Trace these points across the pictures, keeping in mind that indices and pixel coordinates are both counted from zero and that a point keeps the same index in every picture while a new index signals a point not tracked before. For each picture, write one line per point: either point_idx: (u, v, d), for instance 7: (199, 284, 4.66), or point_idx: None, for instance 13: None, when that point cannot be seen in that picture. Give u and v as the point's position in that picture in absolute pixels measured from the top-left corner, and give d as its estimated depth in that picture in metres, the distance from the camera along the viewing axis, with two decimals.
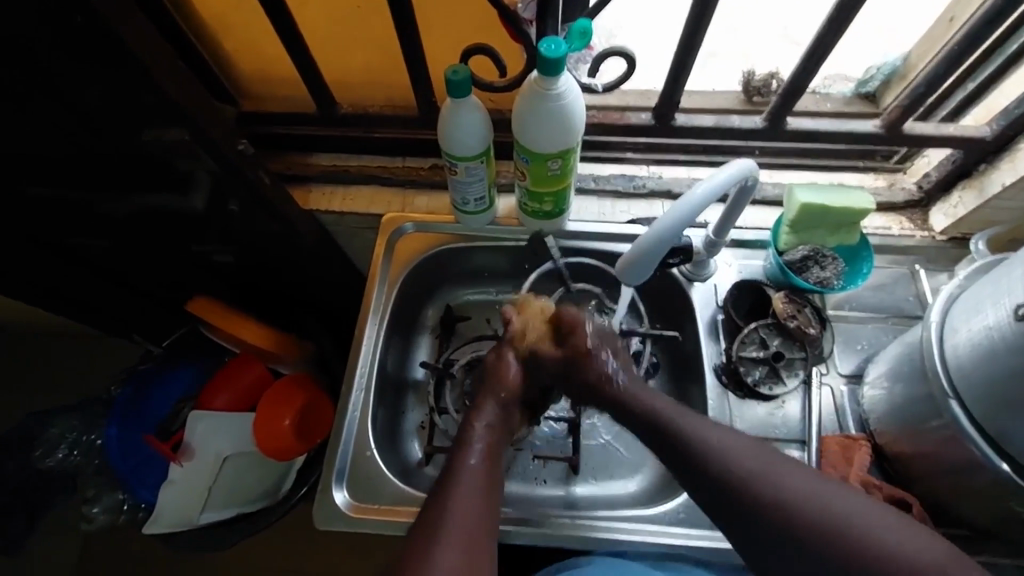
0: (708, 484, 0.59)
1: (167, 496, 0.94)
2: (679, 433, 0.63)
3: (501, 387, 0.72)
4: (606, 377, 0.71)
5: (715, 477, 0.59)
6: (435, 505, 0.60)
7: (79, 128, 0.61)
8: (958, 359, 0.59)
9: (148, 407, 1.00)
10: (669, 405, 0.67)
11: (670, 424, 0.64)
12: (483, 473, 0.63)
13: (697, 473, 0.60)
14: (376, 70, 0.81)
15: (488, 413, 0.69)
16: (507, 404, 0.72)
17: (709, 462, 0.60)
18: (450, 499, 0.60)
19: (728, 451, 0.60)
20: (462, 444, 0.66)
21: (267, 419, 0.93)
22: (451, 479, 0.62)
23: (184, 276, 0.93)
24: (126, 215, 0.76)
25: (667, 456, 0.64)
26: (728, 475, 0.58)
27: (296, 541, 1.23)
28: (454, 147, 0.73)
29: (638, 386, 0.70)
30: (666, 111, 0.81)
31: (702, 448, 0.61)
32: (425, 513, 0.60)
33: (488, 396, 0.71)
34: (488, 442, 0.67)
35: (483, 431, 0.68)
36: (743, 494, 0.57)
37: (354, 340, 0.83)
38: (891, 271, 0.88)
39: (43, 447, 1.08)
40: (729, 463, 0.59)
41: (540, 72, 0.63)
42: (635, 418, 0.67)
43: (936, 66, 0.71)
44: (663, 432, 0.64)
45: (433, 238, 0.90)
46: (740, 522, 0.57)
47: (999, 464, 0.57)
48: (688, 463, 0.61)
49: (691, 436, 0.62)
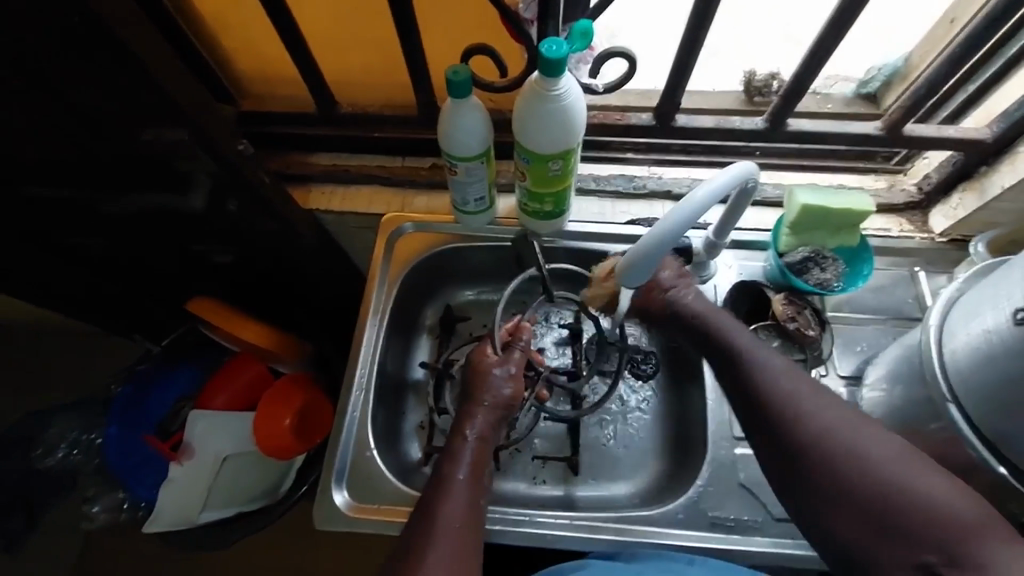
0: (769, 429, 0.61)
1: (167, 495, 0.93)
2: (752, 379, 0.64)
3: (497, 396, 0.72)
4: (674, 300, 0.73)
5: (781, 425, 0.60)
6: (421, 519, 0.62)
7: (80, 129, 0.61)
8: (957, 363, 0.59)
9: (146, 407, 0.99)
10: (741, 334, 0.69)
11: (744, 369, 0.65)
12: (471, 487, 0.65)
13: (760, 417, 0.62)
14: (376, 69, 0.81)
15: (481, 424, 0.70)
16: (501, 409, 0.72)
17: (778, 412, 0.60)
18: (438, 514, 0.61)
19: (804, 399, 0.60)
20: (451, 455, 0.67)
21: (266, 418, 0.93)
22: (442, 492, 0.63)
23: (184, 275, 0.93)
24: (126, 215, 0.75)
25: (737, 398, 0.65)
26: (795, 426, 0.59)
27: (296, 539, 1.23)
28: (454, 148, 0.73)
29: (707, 306, 0.72)
30: (668, 111, 0.81)
31: (777, 397, 0.61)
32: (414, 526, 0.61)
33: (476, 403, 0.71)
34: (477, 451, 0.68)
35: (472, 446, 0.68)
36: (804, 447, 0.58)
37: (354, 341, 0.83)
38: (891, 272, 0.88)
39: (43, 446, 1.08)
40: (802, 414, 0.59)
41: (541, 73, 0.62)
42: (698, 341, 0.71)
43: (938, 67, 0.71)
44: (738, 376, 0.65)
45: (432, 238, 0.90)
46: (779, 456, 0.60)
47: (996, 467, 0.58)
48: (753, 405, 0.63)
49: (764, 386, 0.63)
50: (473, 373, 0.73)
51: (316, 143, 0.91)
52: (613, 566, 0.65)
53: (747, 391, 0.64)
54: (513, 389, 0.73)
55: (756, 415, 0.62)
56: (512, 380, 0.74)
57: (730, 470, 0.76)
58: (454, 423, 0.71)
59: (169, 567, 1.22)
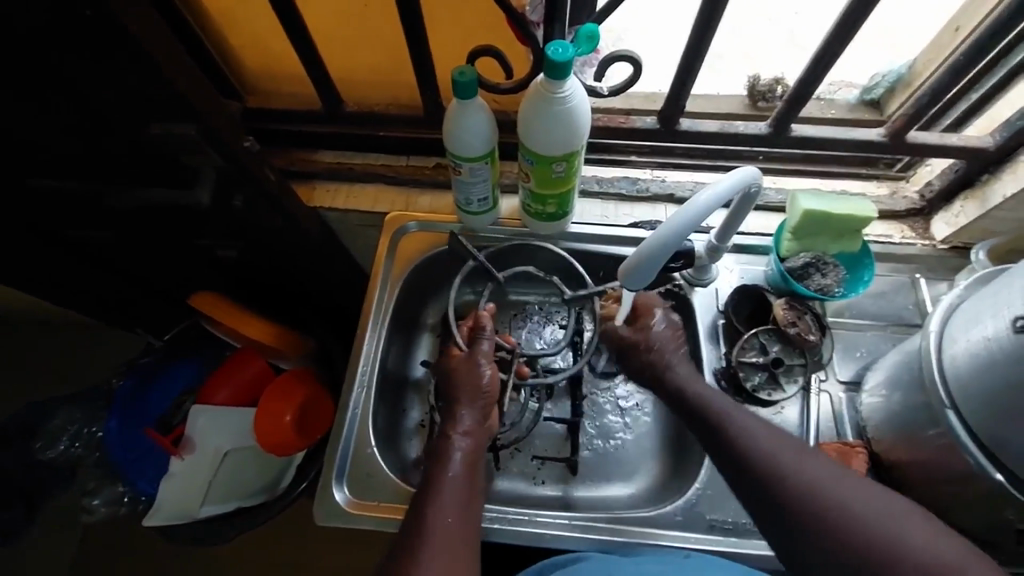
0: (753, 486, 0.59)
1: (167, 486, 0.94)
2: (735, 440, 0.62)
3: (480, 393, 0.72)
4: (662, 363, 0.73)
5: (768, 484, 0.58)
6: (414, 519, 0.62)
7: (89, 123, 0.61)
8: (957, 370, 0.60)
9: (146, 401, 1.00)
10: (710, 390, 0.69)
11: (728, 435, 0.63)
12: (462, 486, 0.65)
13: (744, 477, 0.60)
14: (382, 68, 0.82)
15: (469, 423, 0.70)
16: (482, 400, 0.72)
17: (765, 469, 0.59)
18: (430, 517, 0.61)
19: (788, 458, 0.59)
20: (439, 456, 0.68)
21: (266, 414, 0.94)
22: (432, 494, 0.63)
23: (188, 271, 0.93)
24: (131, 209, 0.76)
25: (721, 459, 0.64)
26: (778, 484, 0.57)
27: (294, 534, 1.23)
28: (460, 148, 0.73)
29: (690, 376, 0.71)
30: (672, 115, 0.81)
31: (761, 452, 0.60)
32: (408, 528, 0.61)
33: (459, 401, 0.72)
34: (467, 452, 0.68)
35: (463, 442, 0.69)
36: (795, 507, 0.56)
37: (356, 338, 0.83)
38: (892, 279, 0.88)
39: (44, 438, 1.08)
40: (789, 471, 0.58)
41: (547, 75, 0.63)
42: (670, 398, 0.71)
43: (941, 75, 0.71)
44: (719, 440, 0.64)
45: (435, 237, 0.91)
46: (758, 500, 0.59)
47: (994, 474, 0.58)
48: (736, 465, 0.61)
49: (748, 446, 0.61)
50: (460, 371, 0.74)
51: (321, 141, 0.91)
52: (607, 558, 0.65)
53: (729, 452, 0.62)
54: (493, 378, 0.73)
55: (738, 474, 0.61)
56: (489, 372, 0.73)
57: None
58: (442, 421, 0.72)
59: (169, 560, 1.22)
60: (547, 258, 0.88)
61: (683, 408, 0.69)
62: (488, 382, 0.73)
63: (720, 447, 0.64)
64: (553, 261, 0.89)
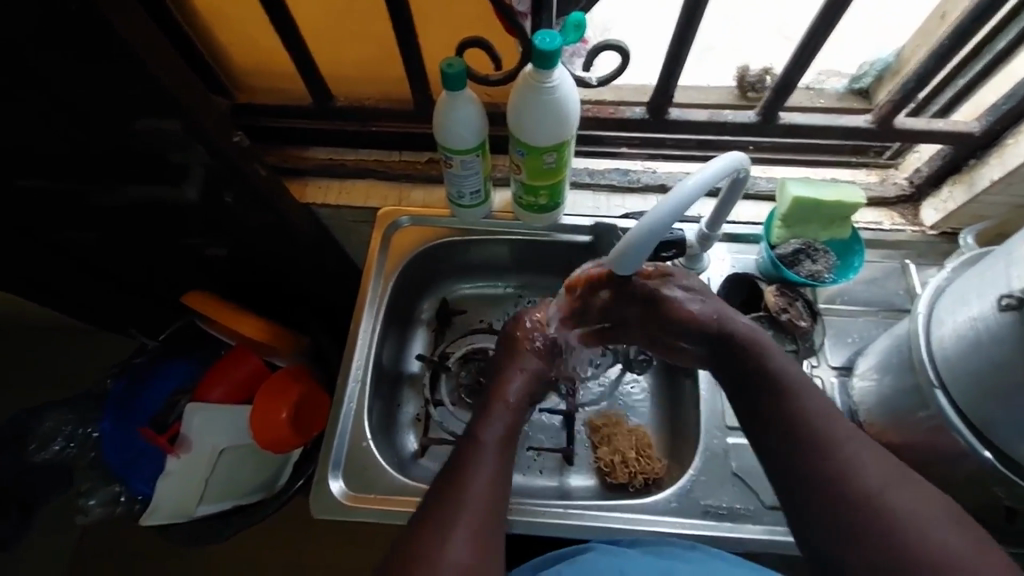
0: (778, 451, 0.60)
1: (162, 487, 0.92)
2: (793, 405, 0.60)
3: (519, 354, 0.71)
4: (705, 322, 0.67)
5: (810, 462, 0.57)
6: (450, 484, 0.60)
7: (75, 119, 0.61)
8: (945, 351, 0.60)
9: (142, 400, 0.98)
10: (752, 328, 0.66)
11: (792, 396, 0.61)
12: (498, 450, 0.63)
13: (786, 444, 0.59)
14: (370, 63, 0.82)
15: (518, 391, 0.68)
16: (541, 381, 0.72)
17: (817, 446, 0.58)
18: (467, 485, 0.59)
19: (823, 423, 0.59)
20: (485, 418, 0.65)
21: (261, 412, 0.93)
22: (470, 460, 0.62)
23: (180, 268, 0.93)
24: (121, 206, 0.76)
25: (746, 410, 0.64)
26: (808, 450, 0.58)
27: (291, 532, 1.23)
28: (450, 140, 0.73)
29: (757, 333, 0.66)
30: (661, 105, 0.82)
31: (816, 424, 0.59)
32: (447, 488, 0.59)
33: (509, 365, 0.71)
34: (513, 413, 0.66)
35: (504, 414, 0.66)
36: (814, 471, 0.57)
37: (350, 332, 0.83)
38: (883, 265, 0.89)
39: (38, 440, 1.08)
40: (825, 443, 0.57)
41: (535, 65, 0.63)
42: (721, 347, 0.66)
43: (924, 60, 0.72)
44: (767, 399, 0.62)
45: (428, 231, 0.91)
46: (775, 457, 0.60)
47: (982, 451, 0.59)
48: (780, 435, 0.60)
49: (805, 416, 0.59)
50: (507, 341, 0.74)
51: (312, 136, 0.91)
52: (615, 550, 0.66)
53: (776, 422, 0.60)
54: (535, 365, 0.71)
55: (778, 451, 0.59)
56: (540, 360, 0.72)
57: (723, 459, 0.76)
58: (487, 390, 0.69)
59: (169, 560, 1.22)
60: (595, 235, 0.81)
61: (733, 362, 0.65)
62: (540, 367, 0.71)
63: (770, 418, 0.61)
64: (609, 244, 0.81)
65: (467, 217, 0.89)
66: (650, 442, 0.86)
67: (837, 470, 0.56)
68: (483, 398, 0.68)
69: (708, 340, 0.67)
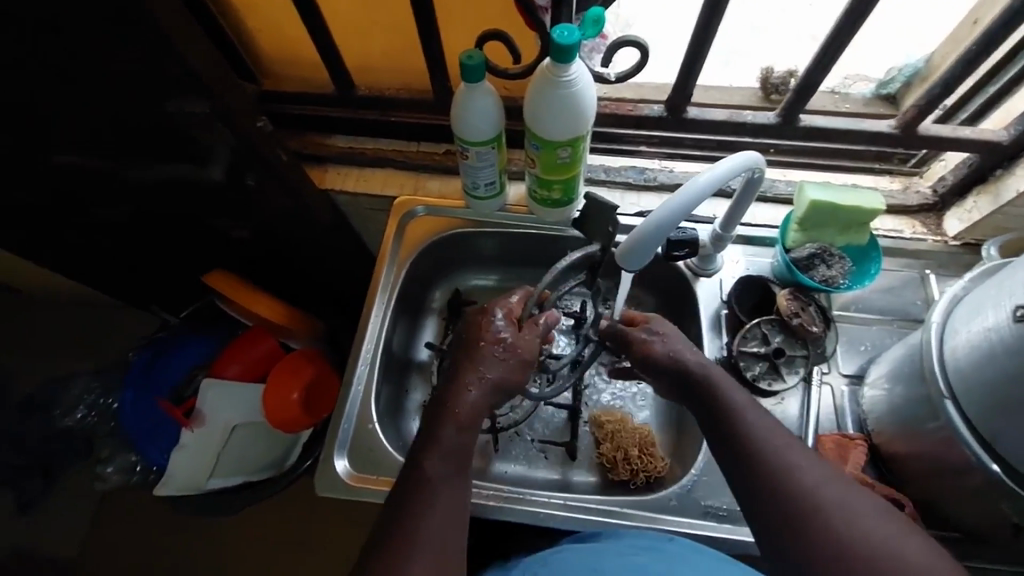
0: (751, 488, 0.56)
1: (178, 458, 0.96)
2: (756, 451, 0.57)
3: (471, 356, 0.63)
4: (674, 356, 0.66)
5: (779, 507, 0.54)
6: (401, 523, 0.55)
7: (107, 98, 0.63)
8: (957, 362, 0.59)
9: (163, 372, 1.01)
10: (710, 364, 0.65)
11: (750, 440, 0.57)
12: (450, 470, 0.58)
13: (750, 484, 0.56)
14: (392, 52, 0.83)
15: (472, 406, 0.61)
16: (503, 391, 0.64)
17: (788, 487, 0.54)
18: (419, 524, 0.54)
19: (796, 462, 0.55)
20: (431, 439, 0.60)
21: (274, 392, 0.96)
22: (419, 492, 0.56)
23: (204, 247, 0.96)
24: (147, 184, 0.79)
25: (716, 448, 0.60)
26: (781, 493, 0.54)
27: (297, 511, 1.26)
28: (467, 132, 0.74)
29: (717, 371, 0.64)
30: (679, 103, 0.82)
31: (782, 469, 0.55)
32: (399, 526, 0.54)
33: (460, 375, 0.62)
34: (461, 426, 0.60)
35: (453, 434, 0.60)
36: (793, 520, 0.53)
37: (361, 318, 0.85)
38: (902, 274, 0.87)
39: (62, 408, 1.24)
40: (792, 489, 0.54)
41: (553, 59, 0.63)
42: (682, 386, 0.65)
43: (951, 66, 0.70)
44: (728, 446, 0.59)
45: (445, 221, 0.92)
46: (749, 495, 0.56)
47: (990, 464, 0.57)
48: (749, 475, 0.56)
49: (769, 462, 0.56)
50: (472, 320, 0.66)
51: (333, 124, 0.93)
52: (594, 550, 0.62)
53: (742, 462, 0.57)
54: (499, 370, 0.63)
55: (751, 488, 0.56)
56: (505, 366, 0.63)
57: None
58: (431, 408, 0.62)
59: (179, 532, 1.26)
60: (590, 216, 0.70)
61: (696, 399, 0.63)
62: (506, 373, 0.63)
63: (739, 456, 0.58)
64: (604, 219, 0.69)
65: (480, 210, 0.90)
66: (655, 441, 0.86)
67: (795, 493, 0.53)
68: (431, 417, 0.62)
69: (674, 380, 0.65)
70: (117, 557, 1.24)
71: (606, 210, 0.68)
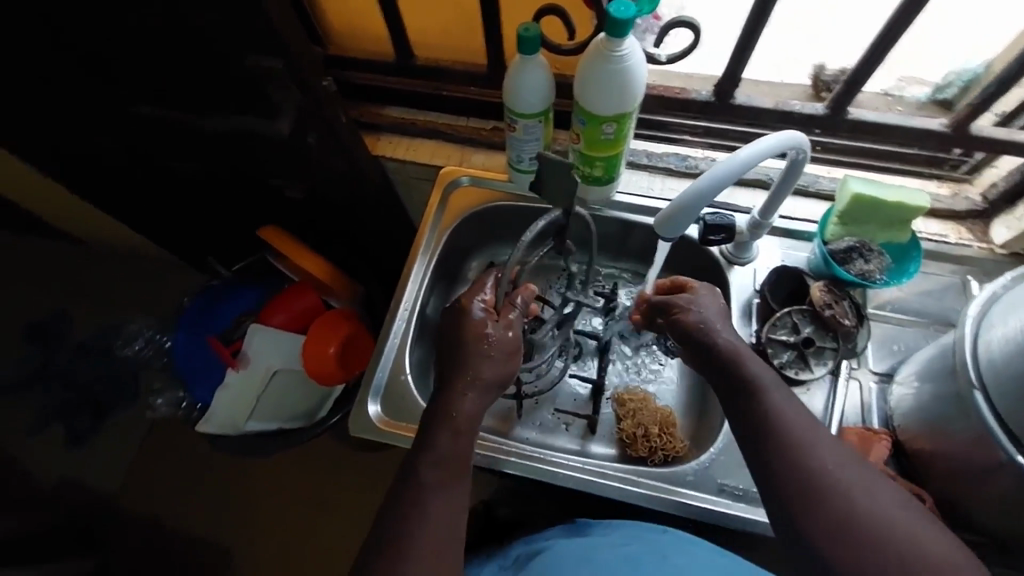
0: (771, 461, 0.56)
1: (221, 397, 1.03)
2: (775, 428, 0.57)
3: (462, 354, 0.62)
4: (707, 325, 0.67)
5: (796, 480, 0.54)
6: (394, 524, 0.56)
7: (195, 47, 0.69)
8: (991, 355, 0.59)
9: (213, 317, 1.09)
10: (739, 342, 0.64)
11: (771, 419, 0.57)
12: (444, 479, 0.58)
13: (769, 459, 0.56)
14: (452, 26, 0.86)
15: (471, 413, 0.61)
16: (498, 388, 0.64)
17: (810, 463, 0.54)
18: (415, 525, 0.55)
19: (819, 441, 0.55)
20: (424, 449, 0.59)
21: (314, 344, 1.01)
22: (412, 501, 0.57)
23: (261, 203, 1.02)
24: (220, 135, 0.84)
25: (735, 419, 0.61)
26: (802, 467, 0.54)
27: (322, 471, 1.32)
28: (518, 103, 0.77)
29: (740, 345, 0.64)
30: (727, 89, 0.83)
31: (803, 449, 0.55)
32: (394, 529, 0.55)
33: (459, 376, 0.62)
34: (465, 417, 0.61)
35: (448, 439, 0.60)
36: (815, 495, 0.53)
37: (402, 275, 0.89)
38: (945, 279, 0.87)
39: (124, 338, 1.38)
40: (816, 464, 0.54)
41: (607, 33, 0.66)
42: (707, 357, 0.65)
43: (1010, 64, 0.69)
44: (748, 419, 0.59)
45: (488, 193, 0.95)
46: (764, 468, 0.57)
47: (1015, 455, 0.56)
48: (771, 448, 0.56)
49: (794, 439, 0.56)
50: (451, 324, 0.65)
51: (390, 93, 0.97)
52: (590, 547, 0.68)
53: (764, 436, 0.57)
54: (495, 371, 0.62)
55: (769, 464, 0.56)
56: (498, 363, 0.63)
57: None
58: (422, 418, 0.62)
59: (210, 480, 1.33)
60: (546, 172, 0.61)
61: (717, 371, 0.64)
62: (499, 370, 0.63)
63: (760, 428, 0.58)
64: (567, 177, 0.60)
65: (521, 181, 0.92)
66: (675, 422, 0.87)
67: (813, 469, 0.54)
68: (425, 426, 0.61)
69: (701, 352, 0.66)
70: (156, 494, 1.33)
71: (560, 166, 0.59)
